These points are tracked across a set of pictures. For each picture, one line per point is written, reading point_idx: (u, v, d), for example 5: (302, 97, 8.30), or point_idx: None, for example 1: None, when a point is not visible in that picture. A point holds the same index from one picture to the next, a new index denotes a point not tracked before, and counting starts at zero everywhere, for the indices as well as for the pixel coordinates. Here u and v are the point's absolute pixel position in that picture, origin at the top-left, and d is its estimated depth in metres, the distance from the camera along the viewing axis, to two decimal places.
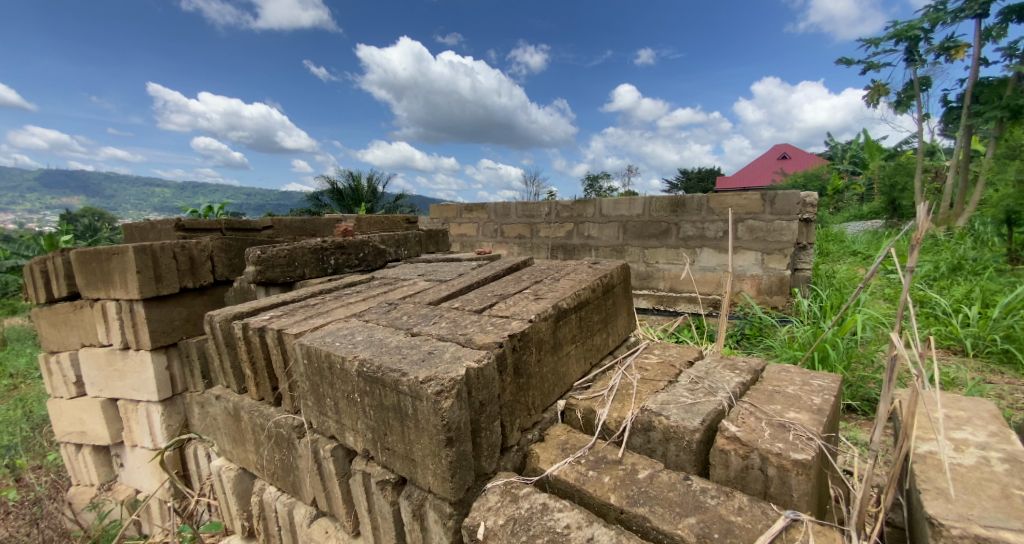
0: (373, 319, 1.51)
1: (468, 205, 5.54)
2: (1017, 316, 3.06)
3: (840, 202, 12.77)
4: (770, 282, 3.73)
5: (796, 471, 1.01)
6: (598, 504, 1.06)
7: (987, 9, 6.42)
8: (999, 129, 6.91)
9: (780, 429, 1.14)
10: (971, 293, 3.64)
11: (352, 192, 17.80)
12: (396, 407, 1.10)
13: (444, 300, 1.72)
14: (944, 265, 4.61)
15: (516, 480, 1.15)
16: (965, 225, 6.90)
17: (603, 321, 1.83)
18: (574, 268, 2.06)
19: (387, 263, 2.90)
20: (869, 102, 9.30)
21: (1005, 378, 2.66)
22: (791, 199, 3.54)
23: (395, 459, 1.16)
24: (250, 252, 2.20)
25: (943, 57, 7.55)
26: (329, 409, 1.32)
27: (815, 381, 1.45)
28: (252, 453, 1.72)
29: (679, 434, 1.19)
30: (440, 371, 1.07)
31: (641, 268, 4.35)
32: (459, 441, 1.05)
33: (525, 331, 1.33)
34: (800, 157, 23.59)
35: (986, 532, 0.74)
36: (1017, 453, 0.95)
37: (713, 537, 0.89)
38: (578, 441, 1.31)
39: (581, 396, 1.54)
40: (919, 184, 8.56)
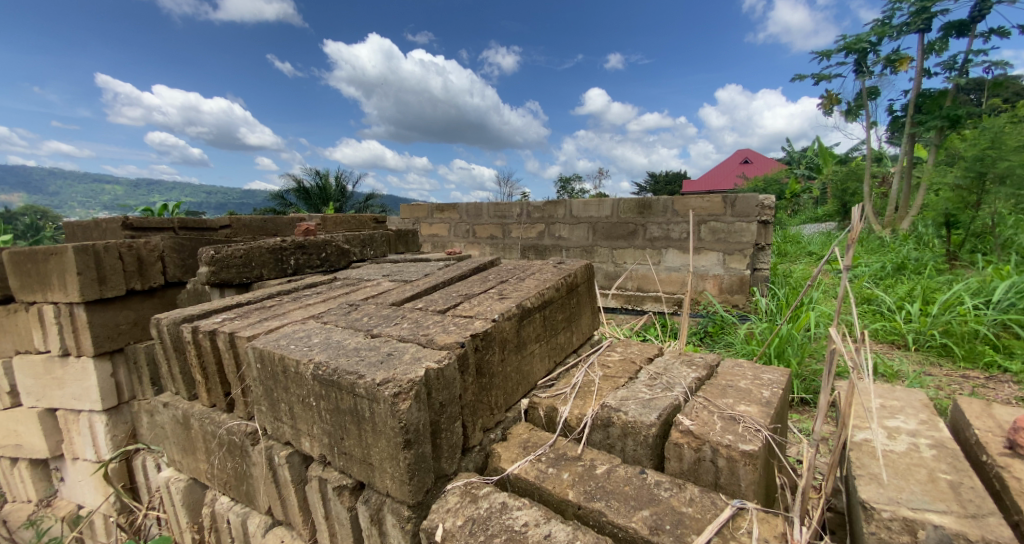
0: (332, 320, 1.47)
1: (439, 205, 5.49)
2: (953, 312, 3.30)
3: (797, 205, 13.43)
4: (731, 282, 3.87)
5: (744, 462, 1.05)
6: (557, 501, 1.06)
7: (928, 25, 6.88)
8: (940, 138, 7.42)
9: (731, 422, 1.18)
10: (913, 291, 3.90)
11: (319, 192, 17.34)
12: (353, 410, 1.08)
13: (408, 300, 1.70)
14: (890, 265, 4.91)
15: (477, 480, 1.14)
16: (909, 227, 7.39)
17: (567, 320, 1.85)
18: (540, 268, 2.08)
19: (351, 263, 2.83)
20: (823, 111, 9.81)
21: (943, 370, 2.86)
22: (750, 202, 3.70)
23: (353, 464, 1.13)
24: (203, 252, 2.10)
25: (889, 69, 8.03)
26: (284, 414, 1.27)
27: (765, 375, 1.52)
28: (203, 462, 1.65)
29: (636, 429, 1.21)
30: (398, 372, 1.05)
31: (610, 268, 4.44)
32: (417, 443, 1.04)
33: (488, 331, 1.32)
34: (761, 161, 24.60)
35: (913, 515, 0.79)
36: (942, 440, 1.02)
37: (665, 528, 0.91)
38: (539, 439, 1.32)
39: (544, 394, 1.54)
40: (868, 188, 9.09)
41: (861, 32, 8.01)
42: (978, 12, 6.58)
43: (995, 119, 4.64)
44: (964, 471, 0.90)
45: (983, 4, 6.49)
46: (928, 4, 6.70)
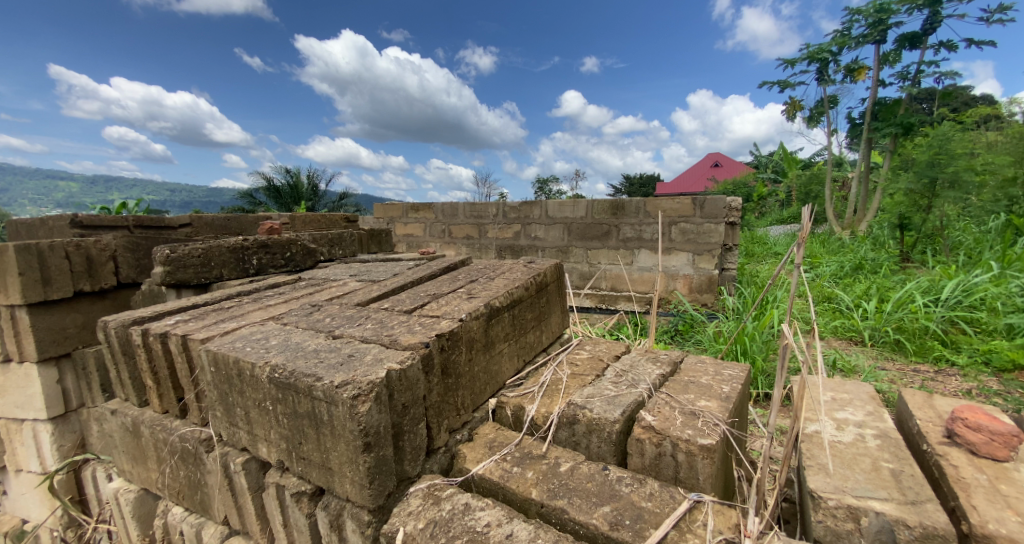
0: (293, 321, 1.43)
1: (413, 204, 5.42)
2: (905, 310, 3.49)
3: (764, 208, 13.93)
4: (701, 281, 3.97)
5: (701, 456, 1.07)
6: (520, 500, 1.06)
7: (884, 36, 7.25)
8: (894, 144, 7.84)
9: (691, 417, 1.21)
10: (869, 290, 4.10)
11: (291, 190, 16.88)
12: (311, 414, 1.05)
13: (374, 300, 1.66)
14: (849, 265, 5.15)
15: (440, 482, 1.13)
16: (866, 229, 7.76)
17: (536, 319, 1.85)
18: (510, 267, 2.07)
19: (318, 263, 2.76)
20: (788, 117, 10.20)
21: (896, 364, 3.02)
22: (718, 204, 3.81)
23: (312, 469, 1.10)
24: (157, 251, 2.00)
25: (848, 78, 8.42)
26: (239, 419, 1.23)
27: (726, 371, 1.56)
28: (155, 471, 1.57)
29: (600, 426, 1.23)
30: (358, 374, 1.02)
31: (585, 268, 4.48)
32: (378, 446, 1.01)
33: (454, 330, 1.30)
34: (730, 164, 25.36)
35: (857, 502, 0.82)
36: (886, 430, 1.07)
37: (624, 524, 0.92)
38: (505, 438, 1.32)
39: (512, 393, 1.54)
40: (830, 191, 9.43)
41: (823, 42, 8.36)
42: (929, 26, 6.98)
43: (943, 127, 4.92)
44: (904, 460, 0.95)
45: (933, 18, 6.88)
46: (884, 17, 7.05)
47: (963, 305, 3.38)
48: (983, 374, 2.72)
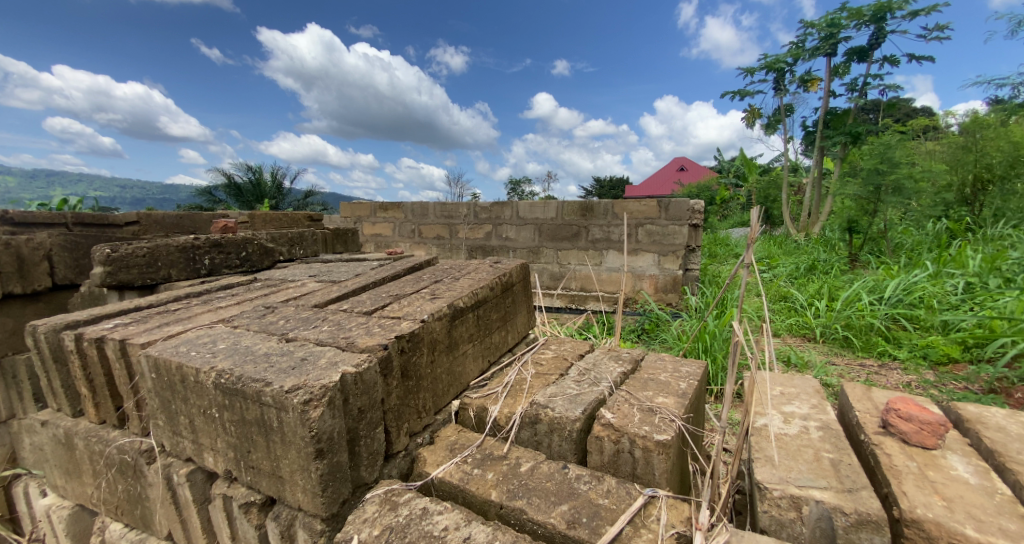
0: (243, 324, 1.36)
1: (381, 203, 5.32)
2: (853, 308, 3.70)
3: (726, 211, 14.49)
4: (666, 281, 4.07)
5: (657, 451, 1.10)
6: (480, 502, 1.05)
7: (834, 49, 7.68)
8: (844, 152, 8.31)
9: (648, 413, 1.24)
10: (821, 289, 4.33)
11: (253, 188, 16.24)
12: (260, 421, 1.00)
13: (334, 301, 1.61)
14: (803, 265, 5.41)
15: (399, 487, 1.10)
16: (820, 232, 8.19)
17: (501, 319, 1.84)
18: (476, 268, 2.05)
19: (277, 263, 2.65)
20: (748, 124, 10.63)
21: (845, 359, 3.21)
22: (682, 206, 3.92)
23: (261, 478, 1.05)
24: (96, 250, 1.87)
25: (803, 88, 8.85)
26: (183, 428, 1.17)
27: (684, 368, 1.61)
28: (91, 486, 1.47)
29: (561, 424, 1.23)
30: (310, 378, 0.99)
31: (555, 268, 4.51)
32: (331, 452, 0.98)
33: (415, 331, 1.28)
34: (695, 168, 26.19)
35: (799, 492, 0.86)
36: (828, 421, 1.13)
37: (581, 521, 0.93)
38: (466, 440, 1.31)
39: (475, 394, 1.53)
40: (786, 196, 9.90)
41: (779, 53, 8.77)
42: (874, 40, 7.43)
43: (886, 136, 5.25)
44: (844, 450, 1.00)
45: (878, 34, 7.34)
46: (835, 31, 7.46)
47: (903, 303, 3.62)
48: (921, 367, 2.91)
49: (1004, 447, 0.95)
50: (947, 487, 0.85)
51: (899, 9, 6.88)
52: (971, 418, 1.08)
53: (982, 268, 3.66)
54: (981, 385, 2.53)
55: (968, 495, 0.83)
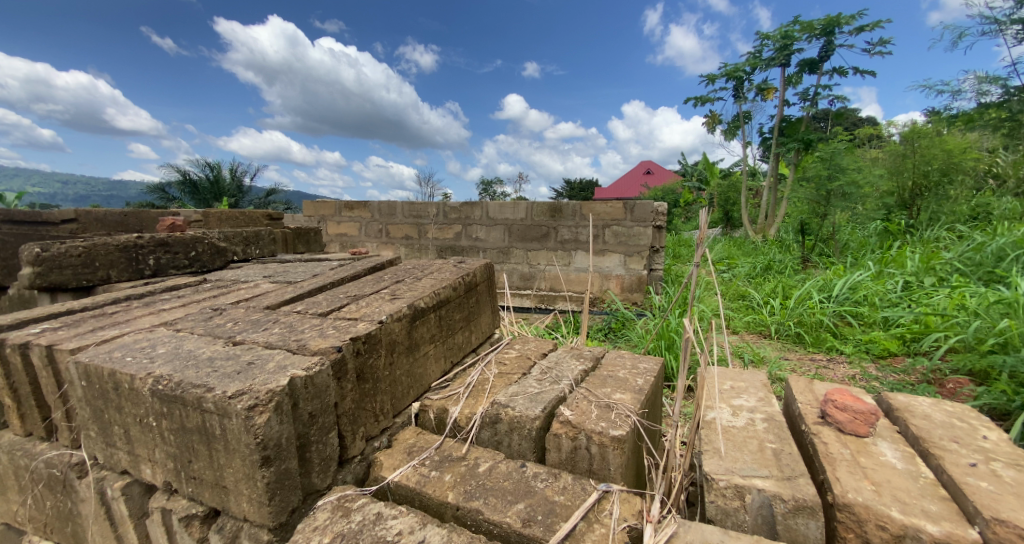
0: (187, 328, 1.29)
1: (347, 202, 5.19)
2: (805, 306, 3.91)
3: (691, 213, 15.00)
4: (631, 281, 4.17)
5: (613, 447, 1.12)
6: (436, 505, 1.04)
7: (788, 60, 8.07)
8: (797, 158, 8.76)
9: (605, 410, 1.26)
10: (775, 288, 4.55)
11: (211, 185, 15.51)
12: (201, 428, 0.95)
13: (288, 303, 1.55)
14: (760, 265, 5.66)
15: (352, 493, 1.07)
16: (776, 234, 8.61)
17: (464, 320, 1.83)
18: (439, 268, 2.02)
19: (229, 263, 2.53)
20: (710, 129, 11.03)
21: (796, 354, 3.38)
22: (646, 208, 4.01)
23: (204, 489, 1.01)
24: (24, 249, 1.73)
25: (760, 96, 9.26)
26: (118, 439, 1.10)
27: (642, 365, 1.65)
28: (15, 503, 1.35)
29: (521, 423, 1.23)
30: (256, 383, 0.95)
31: (525, 269, 4.53)
32: (278, 459, 0.94)
33: (372, 333, 1.25)
34: (661, 171, 26.95)
35: (743, 481, 0.89)
36: (773, 413, 1.18)
37: (536, 519, 0.93)
38: (425, 442, 1.28)
39: (436, 396, 1.50)
40: (746, 199, 10.35)
41: (738, 62, 9.14)
42: (824, 53, 7.87)
43: (834, 144, 5.57)
44: (785, 440, 1.05)
45: (827, 47, 7.77)
46: (788, 43, 7.85)
47: (849, 301, 3.85)
48: (864, 360, 3.10)
49: (927, 434, 1.02)
50: (876, 472, 0.91)
51: (845, 24, 7.31)
52: (901, 407, 1.16)
53: (918, 268, 3.94)
54: (916, 376, 2.72)
55: (895, 479, 0.89)
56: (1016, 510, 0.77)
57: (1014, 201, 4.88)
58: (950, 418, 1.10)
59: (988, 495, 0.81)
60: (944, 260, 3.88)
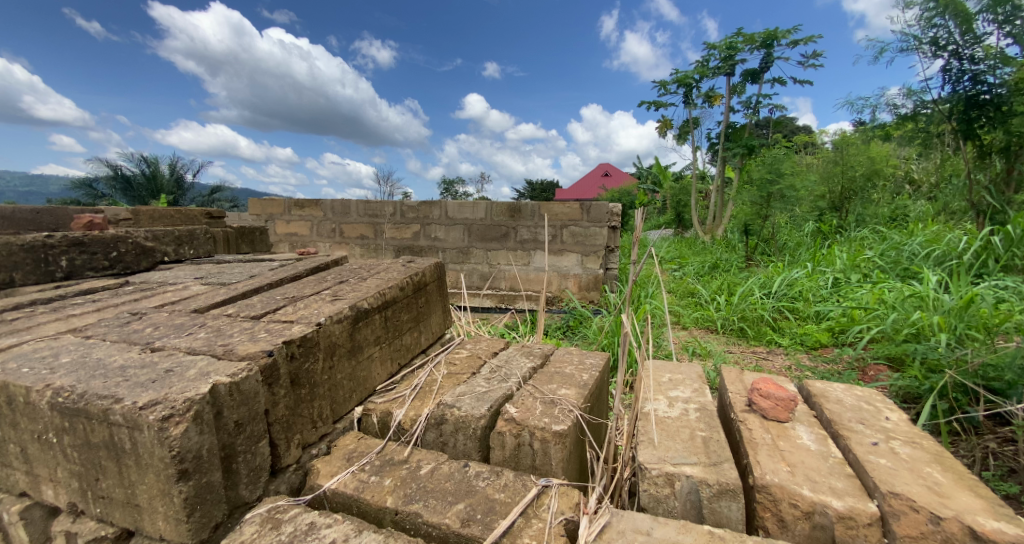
0: (98, 335, 1.18)
1: (297, 200, 4.97)
2: (748, 302, 4.14)
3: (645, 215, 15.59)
4: (588, 280, 4.26)
5: (554, 441, 1.14)
6: (375, 510, 1.00)
7: (732, 70, 8.52)
8: (742, 162, 9.29)
9: (549, 406, 1.28)
10: (721, 286, 4.80)
11: (147, 182, 14.41)
12: (109, 443, 0.88)
13: (218, 306, 1.46)
14: (708, 264, 5.96)
15: (284, 503, 1.02)
16: (723, 235, 9.10)
17: (413, 320, 1.79)
18: (387, 267, 1.97)
19: (157, 265, 2.34)
20: (663, 134, 11.47)
21: (739, 347, 3.58)
22: (602, 209, 4.11)
23: (115, 508, 0.93)
24: None
25: (708, 103, 9.74)
26: (15, 458, 0.99)
27: (588, 360, 1.69)
28: None
29: (466, 423, 1.23)
30: (172, 392, 0.88)
31: (485, 269, 4.52)
32: (198, 472, 0.88)
33: (307, 336, 1.19)
34: (618, 174, 27.74)
35: (674, 469, 0.93)
36: (705, 403, 1.23)
37: (476, 518, 0.93)
38: (366, 447, 1.24)
39: (381, 399, 1.46)
40: (696, 201, 10.86)
41: (687, 70, 9.56)
42: (765, 64, 8.38)
43: (774, 150, 5.95)
44: (715, 428, 1.10)
45: (767, 58, 8.29)
46: (732, 53, 8.30)
47: (786, 297, 4.13)
48: (799, 351, 3.31)
49: (838, 417, 1.11)
50: (793, 454, 0.97)
51: (783, 38, 7.83)
52: (817, 393, 1.25)
53: (846, 265, 4.27)
54: (843, 365, 2.94)
55: (808, 460, 0.95)
56: (908, 483, 0.85)
57: (926, 205, 5.41)
58: (859, 401, 1.20)
59: (886, 470, 0.88)
60: (869, 258, 4.23)
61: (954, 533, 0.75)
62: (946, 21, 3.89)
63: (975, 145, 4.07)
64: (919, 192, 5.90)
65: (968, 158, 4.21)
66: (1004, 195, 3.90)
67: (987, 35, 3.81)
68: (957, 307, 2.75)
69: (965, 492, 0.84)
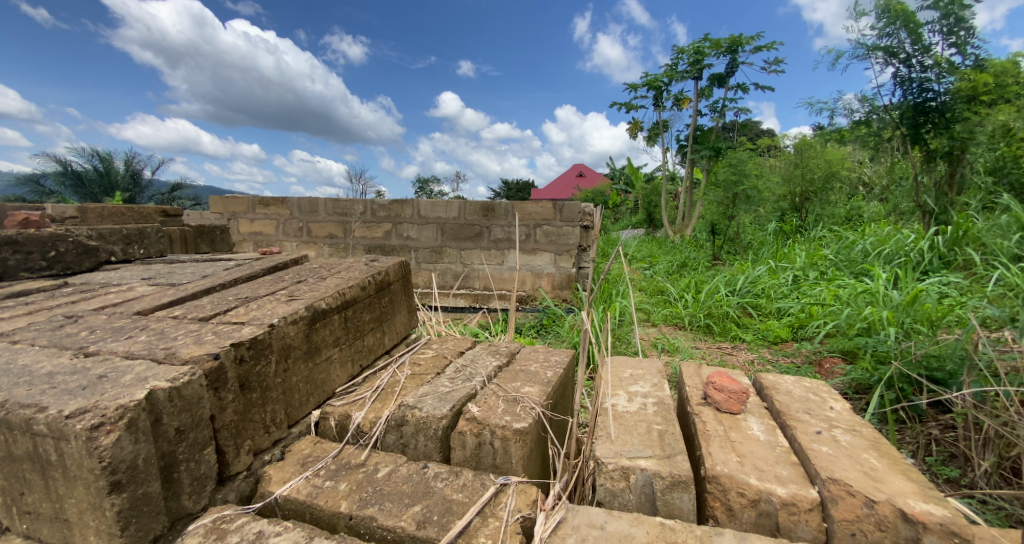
0: (26, 340, 1.10)
1: (261, 198, 4.80)
2: (714, 299, 4.26)
3: (618, 215, 15.86)
4: (561, 279, 4.29)
5: (515, 439, 1.13)
6: (328, 516, 0.97)
7: (700, 74, 8.76)
8: (709, 164, 9.57)
9: (511, 403, 1.28)
10: (689, 283, 4.92)
11: (100, 178, 13.62)
12: (33, 455, 0.82)
13: (164, 308, 1.38)
14: (677, 262, 6.11)
15: (232, 513, 0.98)
16: (692, 234, 9.35)
17: (376, 320, 1.75)
18: (349, 266, 1.92)
19: (101, 264, 2.20)
20: (634, 136, 11.69)
21: (706, 343, 3.68)
22: (574, 208, 4.14)
23: (42, 524, 0.87)
24: None
25: (677, 106, 9.98)
26: None
27: (554, 357, 1.70)
28: None
29: (427, 423, 1.21)
30: (104, 399, 0.83)
31: (458, 268, 4.49)
32: (133, 483, 0.83)
33: (259, 338, 1.14)
34: (592, 174, 28.11)
35: (629, 462, 0.94)
36: (663, 397, 1.26)
37: (431, 519, 0.91)
38: (322, 452, 1.21)
39: (340, 402, 1.42)
40: (667, 201, 11.12)
41: (657, 73, 9.77)
42: (730, 69, 8.66)
43: (739, 152, 6.16)
44: (670, 421, 1.12)
45: (732, 64, 8.57)
46: (700, 58, 8.54)
47: (750, 294, 4.28)
48: (762, 345, 3.43)
49: (787, 407, 1.15)
50: (742, 445, 1.00)
51: (747, 44, 8.10)
52: (769, 385, 1.29)
53: (805, 264, 4.47)
54: (801, 358, 3.07)
55: (757, 449, 0.99)
56: (846, 469, 0.89)
57: (879, 206, 5.71)
58: (806, 393, 1.25)
59: (826, 457, 0.92)
60: (826, 257, 4.43)
61: (886, 516, 0.79)
62: (897, 31, 4.10)
63: (922, 149, 4.33)
64: (872, 194, 6.23)
65: (915, 162, 4.46)
66: (947, 197, 4.17)
67: (934, 45, 4.05)
68: (904, 303, 2.91)
69: (898, 476, 0.88)
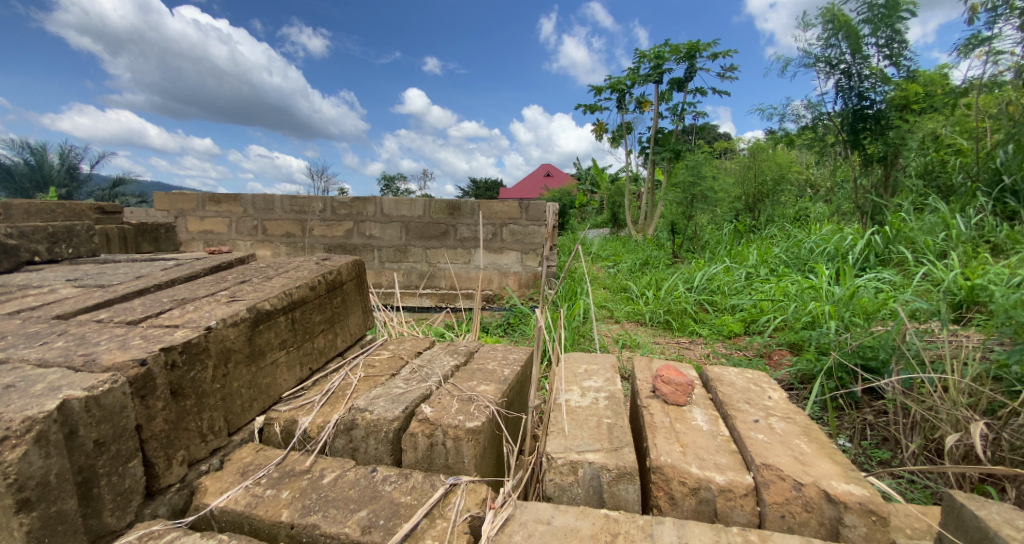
0: None
1: (212, 195, 4.55)
2: (673, 296, 4.40)
3: (583, 215, 16.12)
4: (527, 277, 4.31)
5: (467, 438, 1.12)
6: (268, 526, 0.93)
7: (660, 78, 9.03)
8: (670, 165, 9.89)
9: (466, 403, 1.27)
10: (650, 281, 5.06)
11: (29, 171, 12.53)
12: None
13: (89, 311, 1.28)
14: (639, 260, 6.28)
15: (162, 528, 0.92)
16: (654, 233, 9.63)
17: (327, 321, 1.69)
18: (299, 265, 1.85)
19: (21, 265, 2.01)
20: (599, 137, 11.91)
21: (665, 338, 3.79)
22: (540, 208, 4.17)
23: None
24: None
25: (639, 109, 10.25)
26: None
27: (511, 355, 1.70)
28: None
29: (378, 426, 1.18)
30: (7, 411, 0.75)
31: (423, 268, 4.42)
32: (45, 501, 0.76)
33: (192, 342, 1.08)
34: (559, 174, 28.44)
35: (577, 456, 0.95)
36: (614, 391, 1.28)
37: (378, 524, 0.89)
38: (264, 459, 1.15)
39: (286, 407, 1.36)
40: (630, 201, 11.41)
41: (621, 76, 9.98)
42: (689, 74, 8.97)
43: (697, 154, 6.39)
44: (619, 414, 1.15)
45: (690, 69, 8.89)
46: (660, 62, 8.79)
47: (706, 290, 4.45)
48: (717, 339, 3.57)
49: (729, 398, 1.20)
50: (686, 435, 1.03)
51: (704, 51, 8.42)
52: (715, 377, 1.34)
53: (757, 262, 4.69)
54: (753, 351, 3.21)
55: (699, 439, 1.02)
56: (779, 455, 0.93)
57: (824, 207, 6.07)
58: (748, 383, 1.31)
59: (762, 444, 0.97)
60: (775, 255, 4.67)
61: (812, 497, 0.84)
62: (839, 42, 4.36)
63: (860, 153, 4.63)
64: (818, 195, 6.61)
65: (855, 165, 4.77)
66: (882, 198, 4.48)
67: (871, 56, 4.34)
68: (845, 297, 3.11)
69: (824, 459, 0.94)
